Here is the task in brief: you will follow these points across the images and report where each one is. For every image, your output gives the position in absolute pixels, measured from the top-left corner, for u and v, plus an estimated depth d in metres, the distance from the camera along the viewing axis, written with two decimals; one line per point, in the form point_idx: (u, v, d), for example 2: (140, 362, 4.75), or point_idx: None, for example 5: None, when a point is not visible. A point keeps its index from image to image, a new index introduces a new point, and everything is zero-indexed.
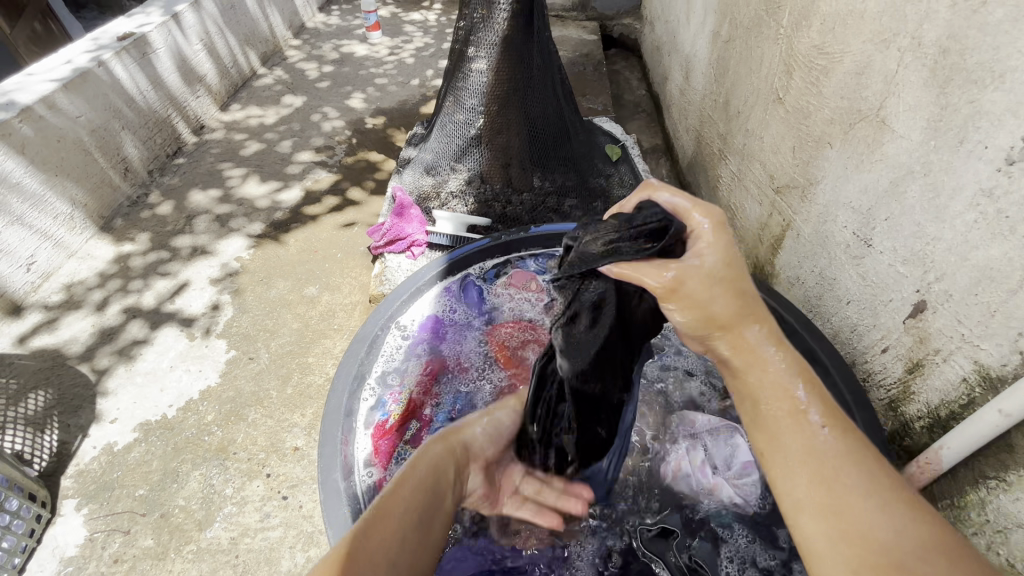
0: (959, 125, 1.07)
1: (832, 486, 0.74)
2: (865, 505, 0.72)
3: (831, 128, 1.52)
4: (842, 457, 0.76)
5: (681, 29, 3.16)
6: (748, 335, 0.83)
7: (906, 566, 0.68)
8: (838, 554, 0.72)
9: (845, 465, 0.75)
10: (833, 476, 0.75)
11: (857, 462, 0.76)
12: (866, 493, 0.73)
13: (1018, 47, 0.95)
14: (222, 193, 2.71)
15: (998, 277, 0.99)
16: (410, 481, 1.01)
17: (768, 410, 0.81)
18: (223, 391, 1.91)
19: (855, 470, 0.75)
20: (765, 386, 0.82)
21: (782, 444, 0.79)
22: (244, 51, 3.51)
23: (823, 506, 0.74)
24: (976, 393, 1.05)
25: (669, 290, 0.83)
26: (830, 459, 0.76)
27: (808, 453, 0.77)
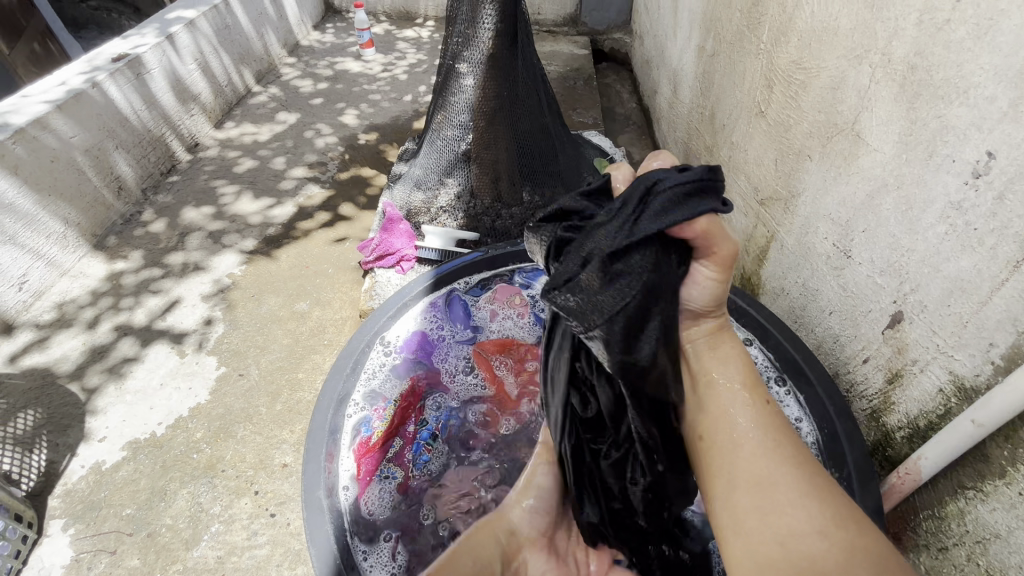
0: (928, 140, 1.09)
1: (761, 461, 0.81)
2: (788, 479, 0.79)
3: (810, 142, 1.54)
4: (769, 439, 0.84)
5: (669, 43, 3.22)
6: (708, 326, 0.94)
7: (827, 534, 0.73)
8: (769, 528, 0.76)
9: (772, 442, 0.83)
10: (763, 454, 0.82)
11: (781, 442, 0.83)
12: (790, 470, 0.80)
13: (979, 63, 0.97)
14: (215, 210, 2.74)
15: (969, 289, 1.00)
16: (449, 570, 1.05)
17: (718, 391, 0.89)
18: (213, 408, 1.92)
19: (780, 450, 0.83)
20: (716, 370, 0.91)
21: (720, 426, 0.87)
22: (238, 70, 3.56)
23: (753, 481, 0.80)
24: (952, 403, 1.06)
25: (724, 260, 0.87)
26: (757, 440, 0.84)
27: (740, 433, 0.85)
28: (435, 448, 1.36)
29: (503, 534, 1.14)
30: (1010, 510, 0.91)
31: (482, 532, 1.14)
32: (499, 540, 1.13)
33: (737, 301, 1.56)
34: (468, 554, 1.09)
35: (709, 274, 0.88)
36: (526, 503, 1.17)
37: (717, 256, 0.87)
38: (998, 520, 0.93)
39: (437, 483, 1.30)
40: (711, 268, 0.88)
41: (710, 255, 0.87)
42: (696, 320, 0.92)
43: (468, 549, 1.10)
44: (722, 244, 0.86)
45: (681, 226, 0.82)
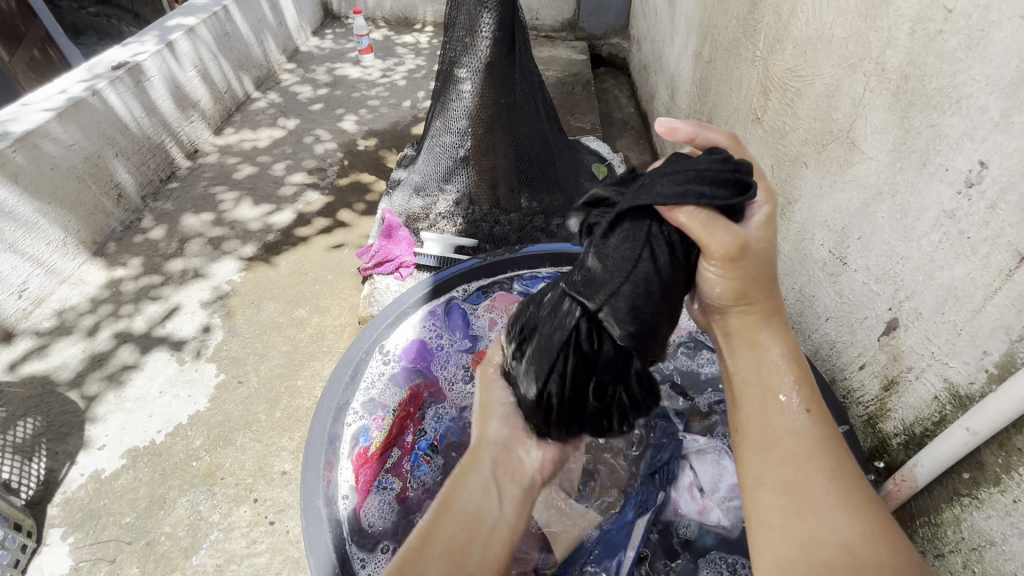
0: (922, 149, 1.10)
1: (795, 467, 0.80)
2: (827, 491, 0.78)
3: (806, 149, 1.55)
4: (811, 446, 0.82)
5: (666, 49, 3.24)
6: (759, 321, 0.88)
7: (852, 549, 0.73)
8: (792, 529, 0.76)
9: (814, 455, 0.81)
10: (805, 460, 0.80)
11: (824, 451, 0.81)
12: (827, 480, 0.79)
13: (971, 74, 0.98)
14: (215, 216, 2.74)
15: (963, 297, 1.01)
16: (449, 512, 0.92)
17: (760, 389, 0.86)
18: (212, 415, 1.92)
19: (820, 458, 0.81)
20: (756, 363, 0.88)
21: (760, 425, 0.84)
22: (238, 76, 3.58)
23: (787, 486, 0.79)
24: (948, 411, 1.07)
25: (729, 257, 0.82)
26: (799, 443, 0.82)
27: (783, 433, 0.83)
28: (434, 459, 1.32)
29: (488, 448, 1.02)
30: (1005, 517, 0.91)
31: (468, 459, 1.00)
32: (487, 454, 1.01)
33: None
34: (462, 481, 0.96)
35: (714, 272, 0.85)
36: (494, 421, 1.07)
37: (718, 256, 0.82)
38: (992, 528, 0.94)
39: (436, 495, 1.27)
40: (716, 266, 0.84)
41: (711, 255, 0.83)
42: (721, 313, 0.90)
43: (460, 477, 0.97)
44: (716, 243, 0.81)
45: (669, 208, 0.83)
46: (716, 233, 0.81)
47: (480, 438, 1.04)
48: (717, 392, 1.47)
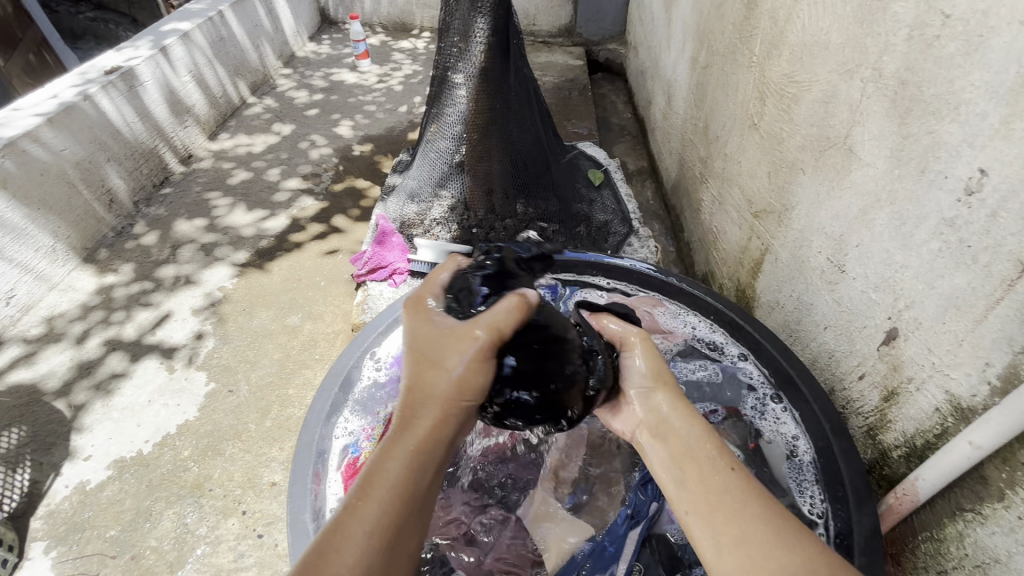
0: (920, 156, 1.08)
1: (740, 521, 0.82)
2: (776, 541, 0.79)
3: (803, 155, 1.54)
4: (741, 492, 0.85)
5: (663, 55, 3.23)
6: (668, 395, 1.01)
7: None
8: None
9: (756, 505, 0.84)
10: (741, 507, 0.84)
11: (754, 495, 0.85)
12: (766, 522, 0.81)
13: (971, 80, 0.97)
14: (207, 222, 2.72)
15: (964, 307, 0.99)
16: (377, 480, 0.82)
17: (687, 458, 0.91)
18: (201, 425, 1.89)
19: (753, 504, 0.84)
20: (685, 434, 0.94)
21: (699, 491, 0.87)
22: (233, 81, 3.56)
23: (742, 545, 0.80)
24: (949, 423, 1.04)
25: (644, 344, 1.11)
26: (732, 493, 0.85)
27: (719, 487, 0.86)
28: None
29: (435, 398, 0.88)
30: (1010, 534, 0.89)
31: (411, 403, 0.89)
32: (435, 407, 0.88)
33: (731, 317, 1.55)
34: (402, 453, 0.84)
35: (638, 357, 1.08)
36: (456, 365, 0.90)
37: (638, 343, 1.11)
38: (997, 544, 0.91)
39: None
40: (636, 352, 1.09)
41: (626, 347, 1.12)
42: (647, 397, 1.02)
43: (400, 445, 0.85)
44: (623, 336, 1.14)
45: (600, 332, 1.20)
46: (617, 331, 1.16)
47: (428, 384, 0.89)
48: (712, 401, 1.41)
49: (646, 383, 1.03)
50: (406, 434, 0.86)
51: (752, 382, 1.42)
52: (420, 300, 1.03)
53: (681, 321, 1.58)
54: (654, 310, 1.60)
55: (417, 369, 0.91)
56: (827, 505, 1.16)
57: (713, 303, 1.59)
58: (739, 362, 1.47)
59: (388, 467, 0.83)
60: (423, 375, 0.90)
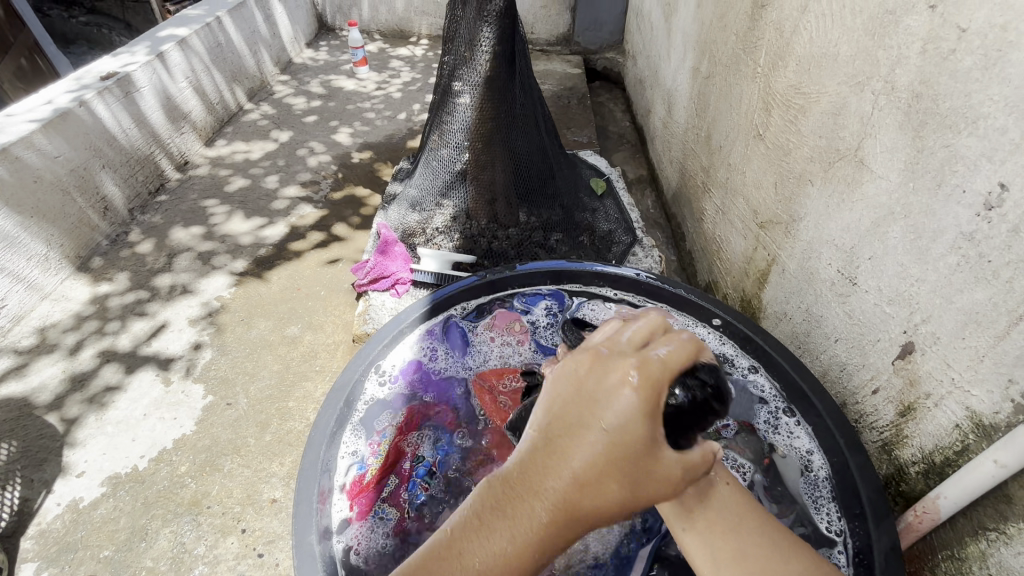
0: (936, 169, 1.08)
1: (738, 536, 0.84)
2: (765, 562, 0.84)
3: (812, 166, 1.53)
4: (738, 501, 0.87)
5: (663, 64, 3.24)
6: None
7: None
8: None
9: (752, 517, 0.86)
10: (742, 520, 0.86)
11: (749, 504, 0.88)
12: (760, 531, 0.85)
13: (989, 94, 0.96)
14: (205, 230, 2.67)
15: (985, 322, 0.98)
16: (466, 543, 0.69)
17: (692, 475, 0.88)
18: (198, 440, 1.84)
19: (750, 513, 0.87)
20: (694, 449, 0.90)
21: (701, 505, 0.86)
22: (230, 87, 3.53)
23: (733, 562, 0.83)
24: (970, 440, 1.03)
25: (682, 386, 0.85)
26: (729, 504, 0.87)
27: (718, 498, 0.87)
28: (432, 487, 1.26)
29: (579, 502, 0.70)
30: None
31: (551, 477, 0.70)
32: (571, 511, 0.71)
33: (741, 329, 1.53)
34: (505, 544, 0.69)
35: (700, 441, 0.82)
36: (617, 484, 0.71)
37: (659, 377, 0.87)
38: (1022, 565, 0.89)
39: (432, 526, 1.19)
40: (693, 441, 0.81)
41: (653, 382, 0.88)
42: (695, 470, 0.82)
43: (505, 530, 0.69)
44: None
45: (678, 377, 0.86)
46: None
47: (588, 484, 0.70)
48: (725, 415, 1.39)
49: None
50: (519, 521, 0.70)
51: (763, 395, 1.40)
52: (646, 369, 0.73)
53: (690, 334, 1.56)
54: None
55: (570, 442, 0.71)
56: (844, 522, 1.15)
57: (721, 314, 1.57)
58: (749, 375, 1.44)
59: (503, 538, 0.69)
60: (573, 462, 0.70)
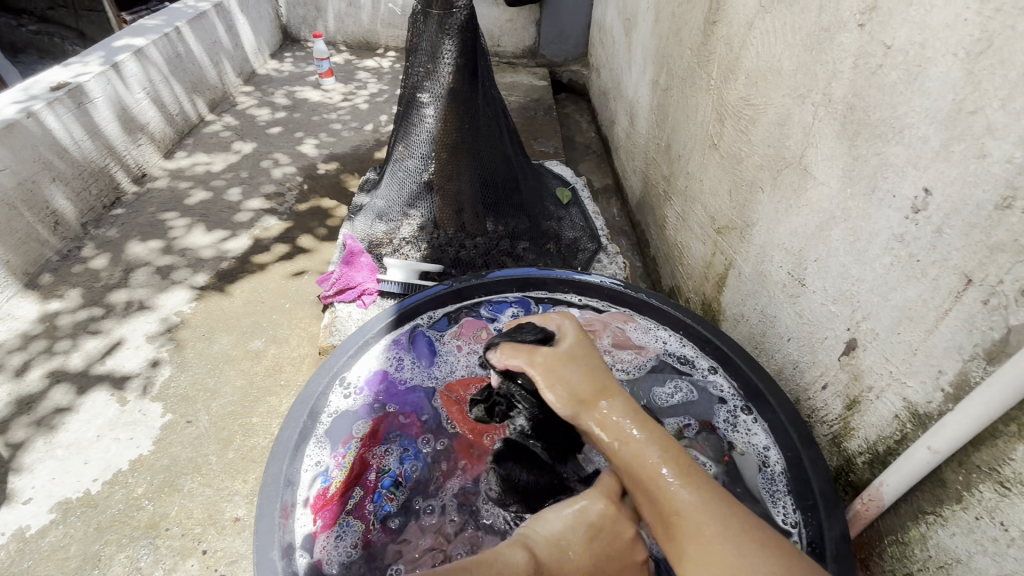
0: (870, 175, 1.15)
1: (707, 540, 0.86)
2: (737, 552, 0.84)
3: (761, 174, 1.61)
4: (701, 504, 0.89)
5: (624, 76, 3.34)
6: (645, 452, 0.96)
7: None
8: None
9: (719, 521, 0.87)
10: (708, 520, 0.87)
11: (713, 509, 0.89)
12: (728, 535, 0.86)
13: (911, 106, 1.04)
14: (164, 244, 2.60)
15: (917, 318, 1.04)
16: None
17: (642, 480, 0.95)
18: (156, 460, 1.78)
19: (716, 518, 0.88)
20: (634, 454, 0.97)
21: (657, 507, 0.91)
22: (191, 98, 3.46)
23: (708, 558, 0.84)
24: (908, 429, 1.09)
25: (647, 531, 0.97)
26: (692, 505, 0.89)
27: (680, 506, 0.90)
28: (398, 497, 1.26)
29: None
30: (969, 535, 0.93)
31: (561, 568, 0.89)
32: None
33: (700, 331, 1.58)
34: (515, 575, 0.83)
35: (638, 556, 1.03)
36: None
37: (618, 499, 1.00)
38: (958, 545, 0.95)
39: (398, 537, 1.19)
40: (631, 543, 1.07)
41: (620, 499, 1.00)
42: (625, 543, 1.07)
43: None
44: (574, 385, 1.07)
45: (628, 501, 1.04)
46: (541, 377, 1.10)
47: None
48: (686, 415, 1.43)
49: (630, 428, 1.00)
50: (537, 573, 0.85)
51: (722, 395, 1.45)
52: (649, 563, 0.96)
53: (653, 336, 1.61)
54: (625, 325, 1.62)
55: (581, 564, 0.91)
56: (799, 514, 1.19)
57: (681, 316, 1.62)
58: (709, 376, 1.49)
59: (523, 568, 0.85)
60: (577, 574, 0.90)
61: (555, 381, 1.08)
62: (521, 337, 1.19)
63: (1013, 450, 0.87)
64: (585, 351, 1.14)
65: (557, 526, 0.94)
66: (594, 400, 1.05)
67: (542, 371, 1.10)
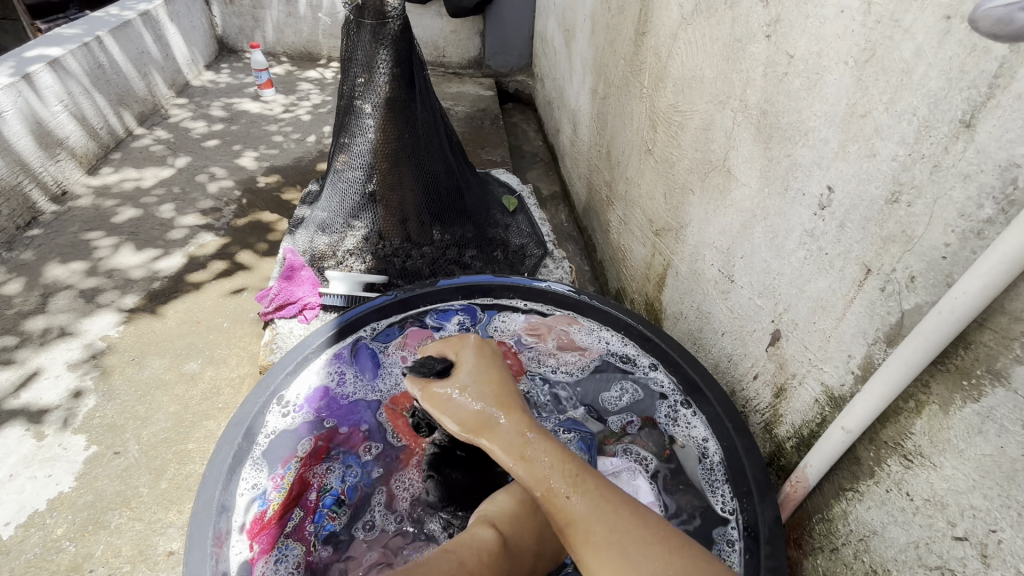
0: (783, 175, 1.23)
1: (598, 547, 0.87)
2: (622, 554, 0.85)
3: (691, 177, 1.68)
4: (590, 511, 0.90)
5: (566, 86, 3.42)
6: (536, 467, 0.95)
7: None
8: None
9: (607, 527, 0.88)
10: (597, 524, 0.89)
11: (602, 514, 0.90)
12: (616, 538, 0.87)
13: (813, 110, 1.11)
14: (87, 265, 2.44)
15: (828, 307, 1.11)
16: (462, 553, 0.91)
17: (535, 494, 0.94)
18: (79, 497, 1.66)
19: (603, 523, 0.89)
20: (527, 470, 0.96)
21: (553, 518, 0.93)
22: (116, 111, 3.28)
23: (596, 564, 0.86)
24: (827, 412, 1.15)
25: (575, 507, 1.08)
26: (580, 515, 0.90)
27: (571, 516, 0.91)
28: (341, 516, 1.23)
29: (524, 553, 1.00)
30: (882, 507, 1.00)
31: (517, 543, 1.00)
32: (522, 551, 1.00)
33: (641, 330, 1.63)
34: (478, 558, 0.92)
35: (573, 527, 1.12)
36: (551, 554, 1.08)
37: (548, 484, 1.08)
38: (874, 518, 1.02)
39: (342, 556, 1.16)
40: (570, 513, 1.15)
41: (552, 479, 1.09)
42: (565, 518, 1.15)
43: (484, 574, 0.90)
44: (466, 412, 1.04)
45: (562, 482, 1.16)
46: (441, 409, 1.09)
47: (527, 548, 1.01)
48: (629, 412, 1.47)
49: (522, 443, 0.98)
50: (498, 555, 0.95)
51: (663, 390, 1.49)
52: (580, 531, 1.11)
53: (596, 337, 1.64)
54: (569, 328, 1.66)
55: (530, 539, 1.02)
56: (735, 501, 1.24)
57: (622, 317, 1.66)
58: (650, 373, 1.54)
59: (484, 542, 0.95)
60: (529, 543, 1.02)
61: (450, 411, 1.06)
62: (423, 369, 1.18)
63: (913, 424, 0.93)
64: (477, 374, 1.09)
65: (504, 503, 1.05)
66: (485, 424, 1.02)
67: (437, 403, 1.09)
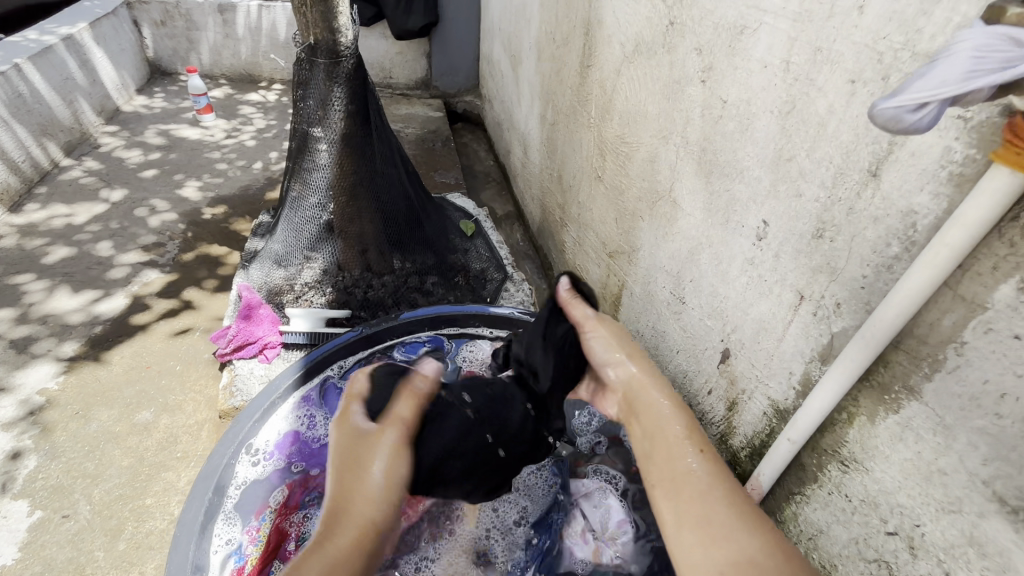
0: (723, 209, 1.35)
1: (704, 502, 1.04)
2: (730, 514, 1.00)
3: (640, 204, 1.79)
4: (711, 476, 1.08)
5: (515, 109, 3.52)
6: (672, 426, 1.19)
7: (753, 561, 0.93)
8: (704, 552, 0.98)
9: (721, 490, 1.05)
10: (712, 489, 1.05)
11: (719, 481, 1.07)
12: (727, 504, 1.02)
13: (747, 151, 1.24)
14: (18, 313, 2.28)
15: (770, 328, 1.23)
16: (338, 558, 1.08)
17: (665, 441, 1.18)
18: (24, 568, 1.54)
19: (720, 488, 1.05)
20: (665, 421, 1.21)
21: (671, 471, 1.12)
22: (40, 143, 3.08)
23: (699, 514, 1.02)
24: (774, 423, 1.27)
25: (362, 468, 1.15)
26: (696, 476, 1.08)
27: (689, 471, 1.10)
28: None
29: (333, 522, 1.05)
30: (826, 508, 1.11)
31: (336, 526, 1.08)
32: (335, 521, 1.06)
33: None
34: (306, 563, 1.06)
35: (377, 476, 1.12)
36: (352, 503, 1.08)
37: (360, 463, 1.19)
38: (820, 518, 1.13)
39: None
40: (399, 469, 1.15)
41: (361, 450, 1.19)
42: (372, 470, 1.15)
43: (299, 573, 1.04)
44: (624, 350, 1.38)
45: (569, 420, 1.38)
46: (593, 341, 1.41)
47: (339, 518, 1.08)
48: None
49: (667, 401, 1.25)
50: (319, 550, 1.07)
51: None
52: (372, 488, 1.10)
53: None
54: None
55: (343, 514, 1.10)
56: None
57: None
58: None
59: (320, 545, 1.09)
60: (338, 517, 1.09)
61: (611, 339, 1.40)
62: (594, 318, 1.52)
63: (847, 433, 1.05)
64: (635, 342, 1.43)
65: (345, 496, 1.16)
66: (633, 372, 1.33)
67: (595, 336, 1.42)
